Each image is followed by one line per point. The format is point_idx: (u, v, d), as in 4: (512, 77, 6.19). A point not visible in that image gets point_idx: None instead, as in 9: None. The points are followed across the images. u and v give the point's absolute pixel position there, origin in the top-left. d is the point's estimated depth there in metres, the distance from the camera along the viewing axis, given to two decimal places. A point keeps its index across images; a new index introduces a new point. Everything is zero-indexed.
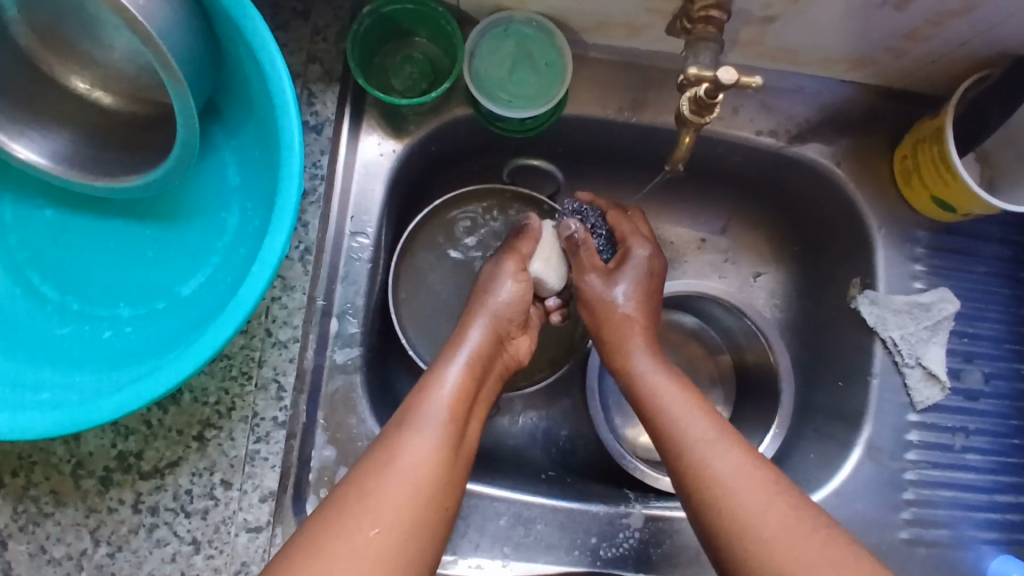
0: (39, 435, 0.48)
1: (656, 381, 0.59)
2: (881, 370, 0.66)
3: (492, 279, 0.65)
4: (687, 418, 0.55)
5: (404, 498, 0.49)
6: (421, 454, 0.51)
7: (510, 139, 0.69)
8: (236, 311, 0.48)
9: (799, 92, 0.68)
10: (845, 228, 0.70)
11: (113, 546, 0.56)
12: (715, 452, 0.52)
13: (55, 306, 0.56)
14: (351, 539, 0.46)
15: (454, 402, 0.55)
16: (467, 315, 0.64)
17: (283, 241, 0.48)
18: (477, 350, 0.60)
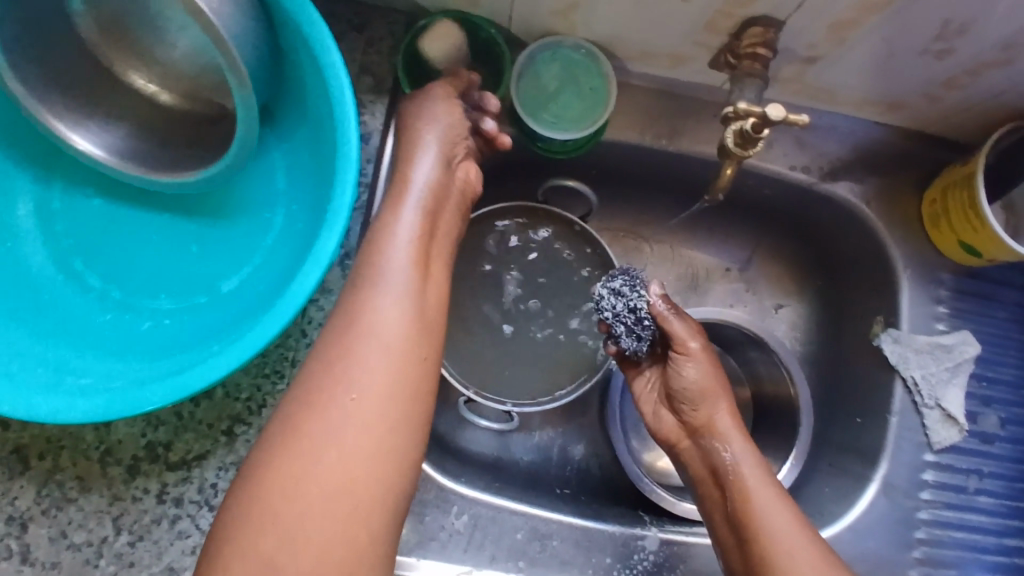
0: (78, 420, 0.49)
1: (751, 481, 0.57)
2: (901, 409, 0.67)
3: (430, 112, 0.58)
4: (783, 525, 0.54)
5: (376, 367, 0.46)
6: (386, 314, 0.48)
7: (548, 159, 0.70)
8: (284, 309, 0.49)
9: (834, 131, 0.69)
10: (871, 267, 0.71)
11: (134, 535, 0.56)
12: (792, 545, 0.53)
13: (96, 293, 0.57)
14: (330, 418, 0.45)
15: (412, 249, 0.52)
16: (403, 154, 0.58)
17: (335, 243, 0.49)
18: (428, 194, 0.55)
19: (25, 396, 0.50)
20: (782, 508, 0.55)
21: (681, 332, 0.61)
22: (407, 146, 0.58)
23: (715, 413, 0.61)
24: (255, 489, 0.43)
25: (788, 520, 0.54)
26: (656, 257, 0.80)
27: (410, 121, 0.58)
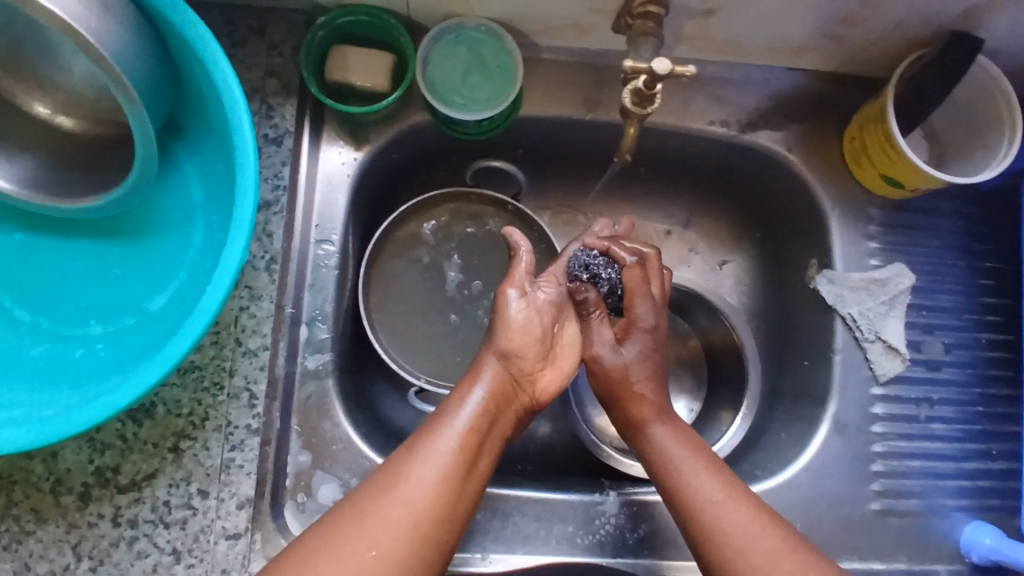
0: (12, 449, 0.49)
1: (684, 462, 0.58)
2: (843, 347, 0.68)
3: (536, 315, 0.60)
4: (713, 496, 0.55)
5: (403, 518, 0.49)
6: (427, 468, 0.51)
7: (471, 142, 0.71)
8: (200, 318, 0.50)
9: (749, 83, 0.70)
10: (803, 211, 0.72)
11: (94, 561, 0.57)
12: (744, 541, 0.52)
13: (28, 327, 0.57)
14: (345, 563, 0.47)
15: (473, 422, 0.54)
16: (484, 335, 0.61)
17: (242, 247, 0.50)
18: (493, 387, 0.57)
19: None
20: (714, 478, 0.56)
21: (642, 313, 0.63)
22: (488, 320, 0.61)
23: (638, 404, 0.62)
24: None
25: (722, 492, 0.55)
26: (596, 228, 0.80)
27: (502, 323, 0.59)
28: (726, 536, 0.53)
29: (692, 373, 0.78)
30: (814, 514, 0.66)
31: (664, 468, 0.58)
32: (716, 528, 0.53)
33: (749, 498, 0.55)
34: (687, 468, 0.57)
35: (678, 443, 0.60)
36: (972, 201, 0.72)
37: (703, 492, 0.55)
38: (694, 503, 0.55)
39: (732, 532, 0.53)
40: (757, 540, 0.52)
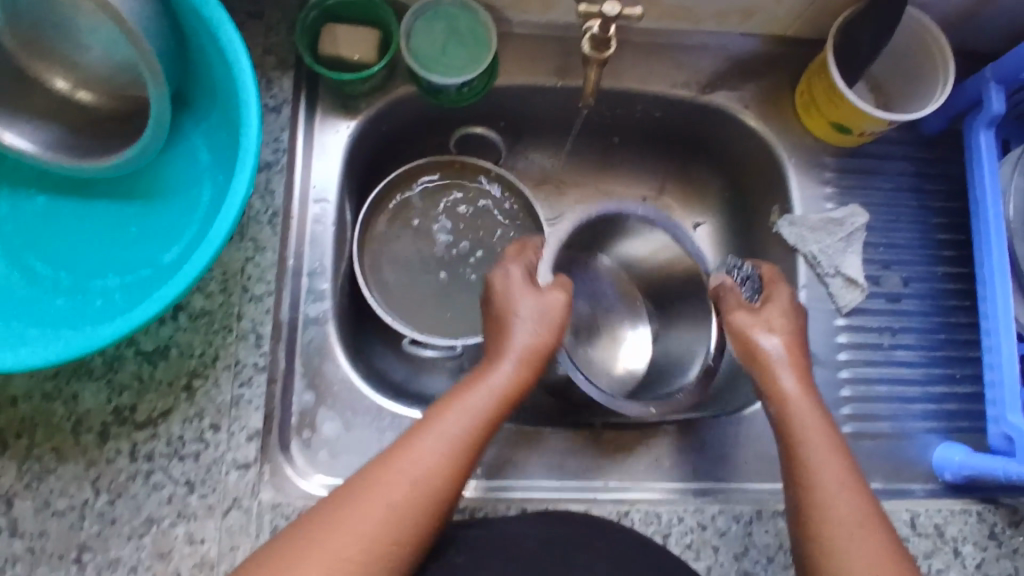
0: (40, 363, 0.55)
1: (795, 399, 0.61)
2: (807, 282, 0.73)
3: (546, 308, 0.62)
4: (830, 468, 0.57)
5: (404, 487, 0.52)
6: (454, 427, 0.55)
7: (455, 113, 0.77)
8: (212, 244, 0.57)
9: (705, 49, 0.76)
10: (763, 164, 0.78)
11: (113, 494, 0.61)
12: (842, 506, 0.55)
13: (49, 281, 0.62)
14: (346, 524, 0.50)
15: (502, 396, 0.58)
16: (495, 330, 0.62)
17: (245, 187, 0.57)
18: (508, 374, 0.59)
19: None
20: (822, 424, 0.60)
21: (782, 296, 0.67)
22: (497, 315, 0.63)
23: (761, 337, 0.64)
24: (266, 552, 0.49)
25: (822, 435, 0.59)
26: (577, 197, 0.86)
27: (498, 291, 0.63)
28: (822, 474, 0.57)
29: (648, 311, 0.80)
30: None
31: (791, 430, 0.60)
32: (820, 470, 0.57)
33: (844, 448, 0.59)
34: (799, 410, 0.60)
35: (805, 397, 0.61)
36: (919, 147, 0.78)
37: (805, 432, 0.59)
38: (799, 436, 0.59)
39: (823, 474, 0.57)
40: (842, 482, 0.56)
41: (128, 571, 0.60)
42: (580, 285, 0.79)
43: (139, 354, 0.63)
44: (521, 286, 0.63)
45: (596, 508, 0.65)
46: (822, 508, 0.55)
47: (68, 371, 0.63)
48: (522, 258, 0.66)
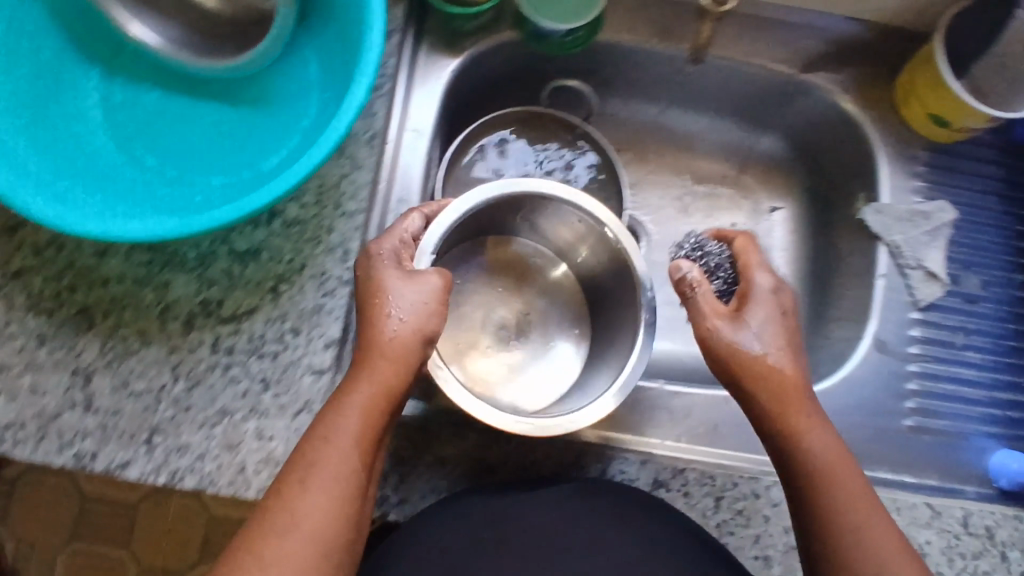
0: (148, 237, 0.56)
1: (802, 423, 0.57)
2: (886, 272, 0.73)
3: (418, 295, 0.58)
4: (852, 503, 0.55)
5: (316, 505, 0.52)
6: (339, 455, 0.54)
7: (554, 61, 0.77)
8: (329, 139, 0.59)
9: (809, 29, 0.76)
10: (853, 151, 0.77)
11: (191, 381, 0.63)
12: (876, 543, 0.54)
13: (154, 171, 0.65)
14: (282, 542, 0.51)
15: (366, 411, 0.56)
16: (364, 318, 0.58)
17: (363, 93, 0.58)
18: (376, 378, 0.56)
19: (103, 223, 0.56)
20: (830, 442, 0.57)
21: (761, 281, 0.61)
22: (368, 302, 0.58)
23: (749, 344, 0.58)
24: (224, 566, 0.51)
25: (835, 456, 0.57)
26: (656, 167, 0.86)
27: (363, 279, 0.59)
28: (844, 507, 0.55)
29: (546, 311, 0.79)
30: (850, 423, 0.70)
31: (801, 472, 0.57)
32: (847, 509, 0.55)
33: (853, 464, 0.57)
34: (808, 433, 0.57)
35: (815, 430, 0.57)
36: (1012, 152, 0.77)
37: (818, 456, 0.56)
38: (808, 466, 0.56)
39: (847, 507, 0.55)
40: (866, 515, 0.55)
41: (197, 457, 0.63)
42: (508, 281, 0.80)
43: (232, 253, 0.65)
44: (387, 268, 0.59)
45: (650, 464, 0.66)
46: (845, 548, 0.54)
47: (162, 260, 0.65)
48: (398, 237, 0.61)
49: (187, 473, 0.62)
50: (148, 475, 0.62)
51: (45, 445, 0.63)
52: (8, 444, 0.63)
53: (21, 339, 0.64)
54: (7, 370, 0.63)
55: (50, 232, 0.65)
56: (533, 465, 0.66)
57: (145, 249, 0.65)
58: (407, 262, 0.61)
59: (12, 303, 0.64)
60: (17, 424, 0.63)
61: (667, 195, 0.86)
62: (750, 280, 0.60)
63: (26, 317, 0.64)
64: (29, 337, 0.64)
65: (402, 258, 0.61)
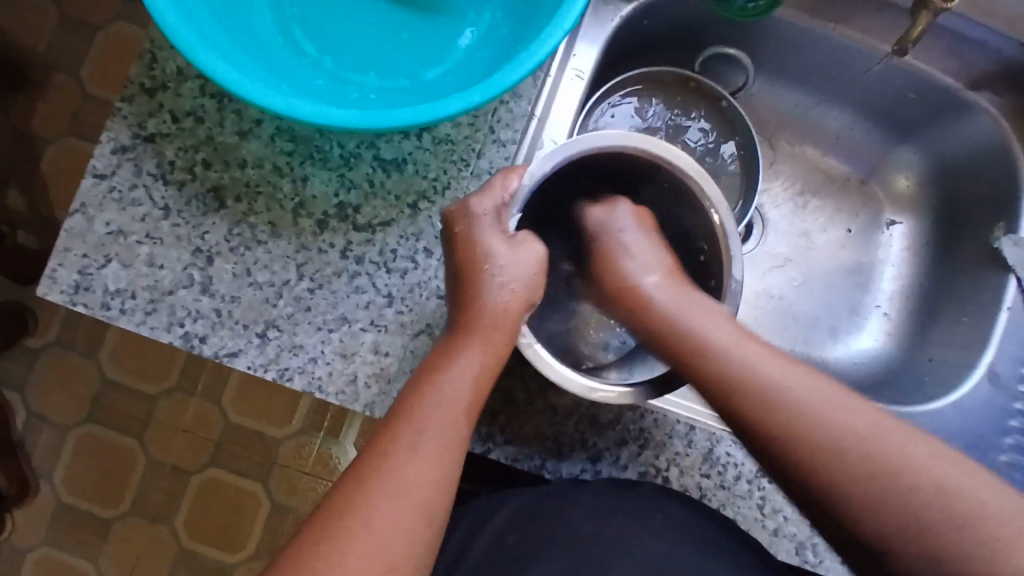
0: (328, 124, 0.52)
1: (695, 320, 0.57)
2: (1013, 305, 0.72)
3: (523, 264, 0.58)
4: (779, 375, 0.54)
5: (425, 472, 0.50)
6: (441, 422, 0.52)
7: (721, 28, 0.76)
8: (532, 59, 0.54)
9: (984, 46, 0.73)
10: (998, 180, 0.75)
11: (315, 283, 0.61)
12: (813, 405, 0.52)
13: (311, 61, 0.62)
14: (389, 504, 0.49)
15: (472, 385, 0.54)
16: (467, 287, 0.58)
17: (577, 12, 0.55)
18: (480, 347, 0.56)
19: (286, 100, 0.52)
20: (762, 355, 0.56)
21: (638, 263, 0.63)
22: (467, 268, 0.58)
23: (636, 272, 0.63)
24: (328, 523, 0.48)
25: (777, 364, 0.55)
26: (785, 157, 0.85)
27: (463, 237, 0.58)
28: (780, 391, 0.53)
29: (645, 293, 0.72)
30: (950, 448, 0.69)
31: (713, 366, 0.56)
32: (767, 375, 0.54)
33: (806, 368, 0.56)
34: (732, 343, 0.56)
35: (719, 325, 0.57)
36: None
37: (746, 360, 0.55)
38: (742, 373, 0.55)
39: (824, 409, 0.52)
40: (851, 414, 0.52)
41: (309, 359, 0.60)
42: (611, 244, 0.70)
43: (376, 160, 0.63)
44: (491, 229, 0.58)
45: None
46: (824, 453, 0.51)
47: (304, 153, 0.62)
48: (501, 195, 0.57)
49: (297, 374, 0.60)
50: (256, 368, 0.60)
51: (153, 319, 0.60)
52: (115, 311, 0.60)
53: (144, 205, 0.61)
54: (125, 236, 0.61)
55: (191, 100, 0.62)
56: (641, 433, 0.63)
57: (288, 138, 0.62)
58: (506, 223, 0.58)
59: (140, 167, 0.61)
60: (127, 292, 0.60)
61: (790, 188, 0.85)
62: (623, 241, 0.64)
63: (153, 184, 0.61)
64: (153, 205, 0.61)
65: (501, 215, 0.58)
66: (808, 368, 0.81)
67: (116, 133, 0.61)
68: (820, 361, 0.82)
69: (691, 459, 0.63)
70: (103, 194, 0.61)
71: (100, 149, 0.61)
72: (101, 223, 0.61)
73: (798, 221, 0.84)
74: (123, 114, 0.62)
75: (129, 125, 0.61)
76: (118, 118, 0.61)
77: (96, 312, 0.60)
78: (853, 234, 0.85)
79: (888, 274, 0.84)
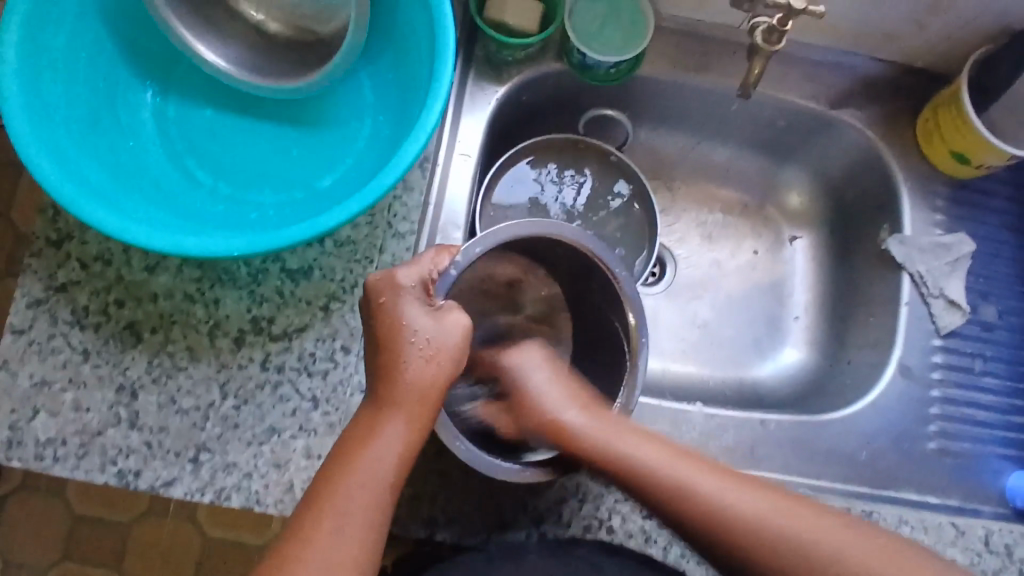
0: (218, 254, 0.55)
1: (629, 446, 0.59)
2: (909, 300, 0.76)
3: (447, 335, 0.59)
4: (696, 471, 0.57)
5: (335, 555, 0.52)
6: (365, 496, 0.54)
7: (596, 90, 0.81)
8: (402, 160, 0.58)
9: (837, 67, 0.79)
10: (878, 184, 0.80)
11: (239, 399, 0.63)
12: (705, 488, 0.56)
13: (208, 188, 0.67)
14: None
15: (399, 458, 0.56)
16: (386, 357, 0.59)
17: (439, 110, 0.59)
18: (396, 417, 0.57)
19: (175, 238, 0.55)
20: (656, 448, 0.59)
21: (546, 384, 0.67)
22: (392, 340, 0.59)
23: (553, 411, 0.63)
24: None
25: (731, 483, 0.56)
26: (682, 194, 0.90)
27: (383, 307, 0.59)
28: (736, 509, 0.55)
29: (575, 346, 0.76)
30: (878, 445, 0.72)
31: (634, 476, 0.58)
32: (681, 477, 0.57)
33: (694, 457, 0.59)
34: (653, 462, 0.58)
35: (629, 439, 0.59)
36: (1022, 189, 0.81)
37: (695, 483, 0.56)
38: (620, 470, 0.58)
39: (760, 509, 0.55)
40: (777, 512, 0.55)
41: (244, 475, 0.61)
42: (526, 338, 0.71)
43: (284, 271, 0.66)
44: (414, 301, 0.59)
45: None
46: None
47: (213, 277, 0.65)
48: (428, 269, 0.59)
49: (233, 492, 0.61)
50: (193, 494, 0.61)
51: (86, 462, 0.61)
52: (48, 461, 0.61)
53: (64, 352, 0.63)
54: (49, 385, 0.62)
55: (97, 245, 0.65)
56: (578, 487, 0.65)
57: (195, 265, 0.65)
58: (432, 296, 0.59)
59: (56, 316, 0.63)
60: (58, 440, 0.61)
61: (693, 222, 0.89)
62: (530, 386, 0.66)
63: (70, 330, 0.63)
64: (73, 350, 0.63)
65: (429, 290, 0.59)
66: (740, 390, 0.83)
67: (29, 288, 0.64)
68: (749, 380, 0.84)
69: (631, 502, 0.65)
70: (22, 348, 0.63)
71: (15, 306, 0.63)
72: (25, 377, 0.62)
73: (706, 251, 0.88)
74: (33, 269, 0.64)
75: (39, 278, 0.64)
76: (29, 274, 0.64)
77: (30, 464, 0.61)
78: (761, 253, 0.89)
79: (798, 285, 0.87)
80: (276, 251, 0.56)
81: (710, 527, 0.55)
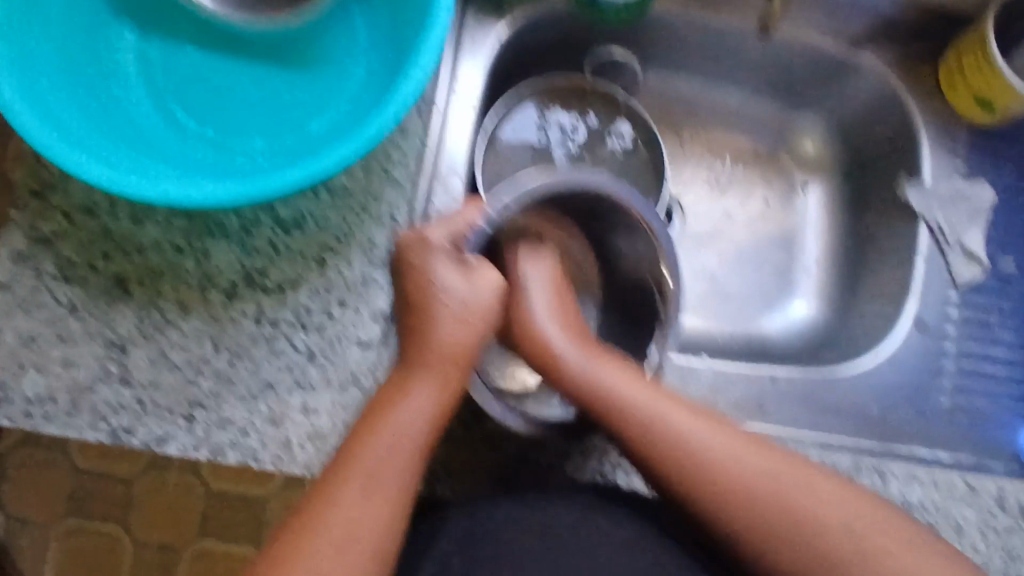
0: (205, 202, 0.52)
1: (707, 438, 0.57)
2: (927, 251, 0.73)
3: (478, 295, 0.61)
4: (776, 470, 0.55)
5: (356, 523, 0.51)
6: (385, 463, 0.53)
7: (602, 30, 0.77)
8: (397, 101, 0.55)
9: (857, 4, 0.75)
10: (897, 130, 0.76)
11: (233, 354, 0.61)
12: (784, 486, 0.54)
13: (194, 134, 0.63)
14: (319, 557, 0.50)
15: (422, 425, 0.55)
16: (414, 323, 0.59)
17: (436, 47, 0.55)
18: (427, 387, 0.57)
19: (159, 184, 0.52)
20: (734, 443, 0.57)
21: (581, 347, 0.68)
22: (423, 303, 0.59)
23: (610, 382, 0.59)
24: None
25: (807, 481, 0.55)
26: (692, 142, 0.86)
27: (414, 268, 0.59)
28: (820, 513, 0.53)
29: (579, 300, 0.73)
30: (890, 400, 0.70)
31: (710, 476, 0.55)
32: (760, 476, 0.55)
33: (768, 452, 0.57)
34: (734, 459, 0.56)
35: (705, 430, 0.57)
36: None
37: (775, 481, 0.55)
38: (666, 452, 0.56)
39: (839, 515, 0.53)
40: (855, 515, 0.54)
41: (240, 432, 0.60)
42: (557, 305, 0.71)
43: (276, 222, 0.63)
44: (445, 261, 0.60)
45: None
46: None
47: (202, 228, 0.63)
48: (457, 226, 0.61)
49: (230, 449, 0.60)
50: (188, 451, 0.60)
51: (77, 419, 0.59)
52: (39, 418, 0.59)
53: (50, 306, 0.61)
54: (36, 340, 0.60)
55: (81, 195, 0.62)
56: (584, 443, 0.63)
57: (184, 216, 0.63)
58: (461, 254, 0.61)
59: (40, 269, 0.61)
60: (47, 398, 0.59)
61: (703, 171, 0.86)
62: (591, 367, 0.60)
63: (55, 283, 0.61)
64: (59, 305, 0.61)
65: (458, 247, 0.61)
66: (749, 345, 0.81)
67: (11, 240, 0.61)
68: (758, 335, 0.82)
69: None
70: (7, 303, 0.60)
71: None
72: (10, 332, 0.60)
73: (715, 202, 0.85)
74: (14, 220, 0.61)
75: (21, 230, 0.61)
76: (10, 225, 0.61)
77: (19, 422, 0.59)
78: (772, 204, 0.85)
79: (811, 237, 0.84)
80: (267, 199, 0.53)
81: (794, 525, 0.53)
